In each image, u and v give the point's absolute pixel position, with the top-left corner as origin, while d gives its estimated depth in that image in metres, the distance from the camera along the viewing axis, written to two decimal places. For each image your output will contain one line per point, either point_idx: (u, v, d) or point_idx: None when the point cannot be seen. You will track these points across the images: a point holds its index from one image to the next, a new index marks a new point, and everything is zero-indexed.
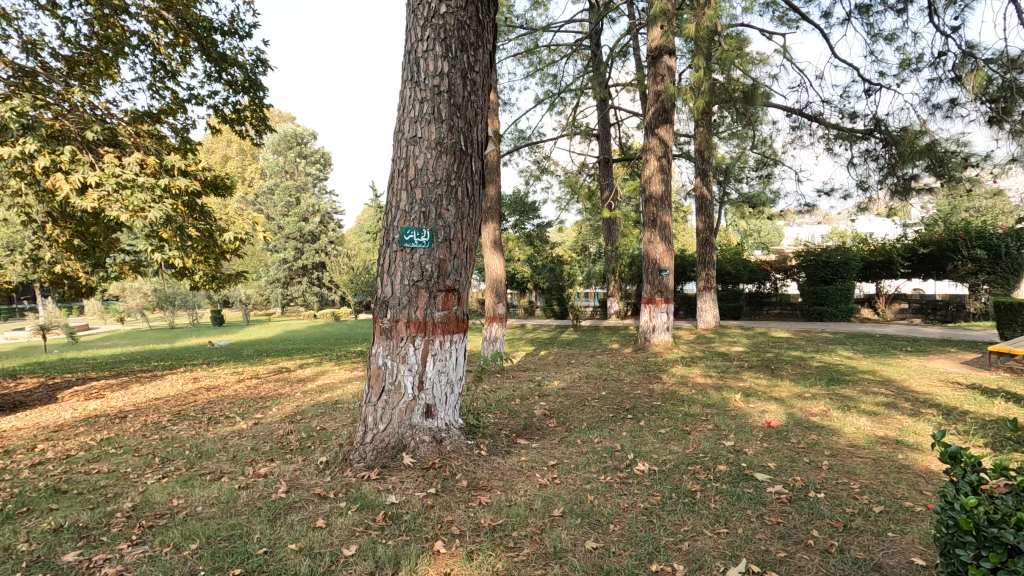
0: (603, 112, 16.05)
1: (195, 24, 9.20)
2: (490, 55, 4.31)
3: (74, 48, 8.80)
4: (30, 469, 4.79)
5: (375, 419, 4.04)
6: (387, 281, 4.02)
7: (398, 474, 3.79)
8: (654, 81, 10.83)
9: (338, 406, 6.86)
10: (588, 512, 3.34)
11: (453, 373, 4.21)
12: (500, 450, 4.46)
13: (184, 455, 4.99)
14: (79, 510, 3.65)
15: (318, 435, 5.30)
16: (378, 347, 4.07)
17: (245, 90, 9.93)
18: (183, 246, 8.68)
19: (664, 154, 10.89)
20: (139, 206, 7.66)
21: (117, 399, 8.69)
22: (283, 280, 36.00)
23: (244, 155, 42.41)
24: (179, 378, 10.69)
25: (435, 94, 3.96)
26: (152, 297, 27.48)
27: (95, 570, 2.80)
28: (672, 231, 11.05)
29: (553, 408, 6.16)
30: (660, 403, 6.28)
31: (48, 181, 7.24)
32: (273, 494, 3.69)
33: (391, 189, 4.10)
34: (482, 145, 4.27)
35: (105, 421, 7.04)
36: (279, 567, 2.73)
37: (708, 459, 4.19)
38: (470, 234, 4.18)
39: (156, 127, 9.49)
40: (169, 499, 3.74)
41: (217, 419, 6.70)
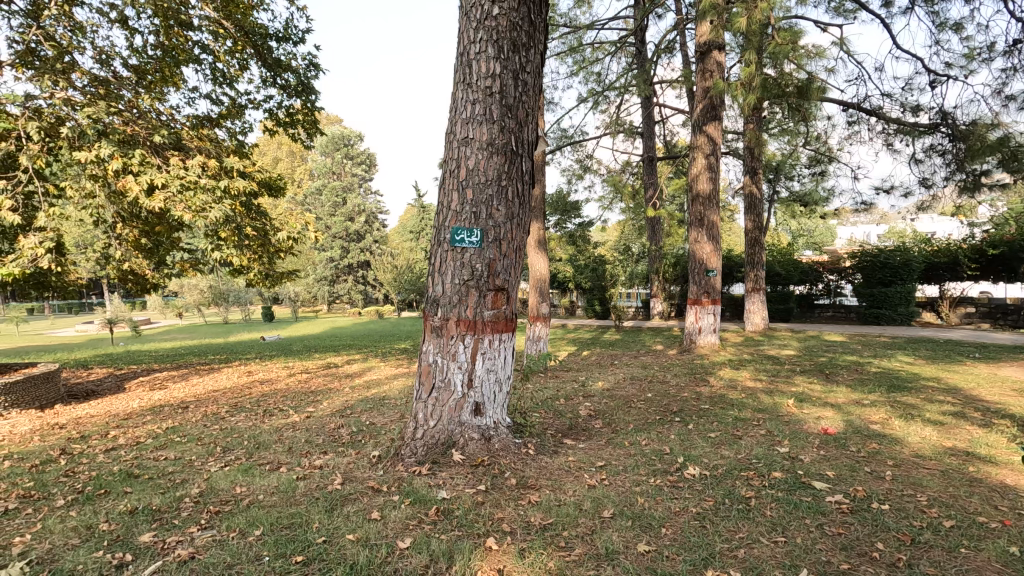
0: (648, 110, 15.77)
1: (252, 32, 9.58)
2: (542, 55, 4.33)
3: (141, 58, 9.31)
4: (104, 454, 5.12)
5: (425, 415, 4.11)
6: (439, 280, 4.09)
7: (448, 470, 3.86)
8: (702, 77, 10.58)
9: (386, 402, 7.04)
10: (639, 515, 3.31)
11: (501, 372, 4.24)
12: (547, 449, 4.47)
13: (243, 445, 5.22)
14: (150, 494, 3.86)
15: (367, 430, 5.43)
16: (428, 344, 4.14)
17: (298, 94, 10.28)
18: (240, 245, 9.11)
19: (712, 152, 10.64)
20: (201, 207, 8.04)
21: (179, 390, 9.17)
22: (330, 278, 36.98)
23: (294, 157, 43.91)
24: (234, 372, 11.14)
25: (487, 95, 4.00)
26: (208, 293, 28.79)
27: (169, 551, 2.96)
28: (720, 232, 10.76)
29: (598, 409, 6.14)
30: (709, 406, 6.15)
31: (120, 183, 7.69)
32: (329, 485, 3.82)
33: (442, 189, 4.16)
34: (533, 145, 4.28)
35: (170, 410, 7.44)
36: (337, 556, 2.82)
37: (762, 465, 4.08)
38: (519, 234, 4.21)
39: (215, 131, 9.93)
40: (233, 486, 3.93)
41: (272, 412, 6.97)
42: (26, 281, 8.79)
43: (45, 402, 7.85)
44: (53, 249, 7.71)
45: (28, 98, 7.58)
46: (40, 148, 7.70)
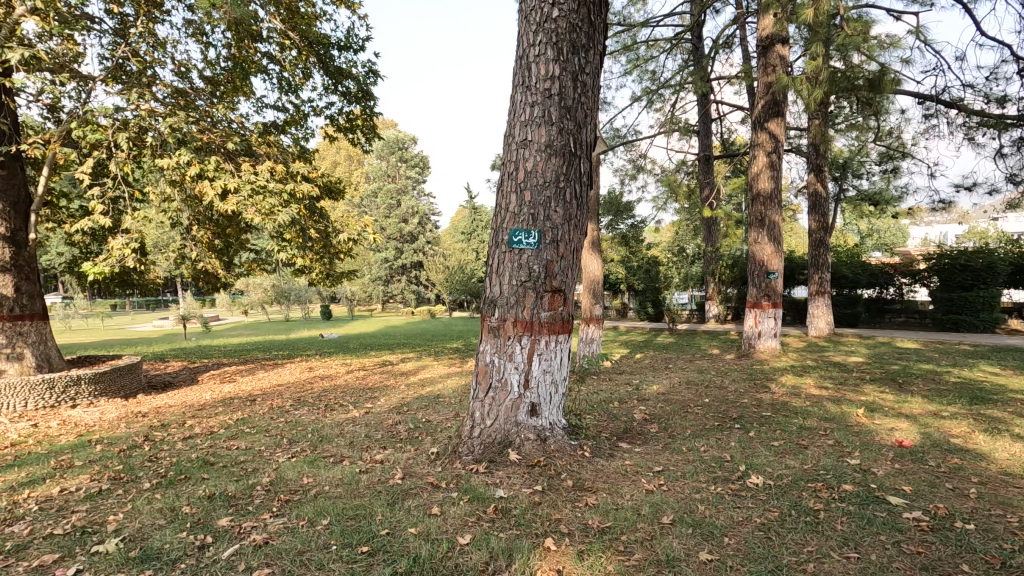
0: (704, 107, 15.32)
1: (316, 41, 9.99)
2: (601, 56, 4.31)
3: (214, 70, 9.88)
4: (183, 442, 5.48)
5: (482, 414, 4.17)
6: (496, 281, 4.13)
7: (505, 469, 3.90)
8: (764, 72, 10.20)
9: (440, 400, 7.18)
10: (700, 523, 3.24)
11: (557, 374, 4.24)
12: (603, 452, 4.43)
13: (307, 438, 5.46)
14: (226, 481, 4.11)
15: (424, 427, 5.56)
16: (485, 344, 4.20)
17: (357, 100, 10.64)
18: (304, 246, 9.54)
19: (775, 149, 10.23)
20: (270, 210, 8.45)
21: (246, 383, 9.70)
22: (385, 278, 37.91)
23: (352, 161, 45.46)
24: (297, 367, 11.63)
25: (547, 97, 4.01)
26: (271, 292, 30.23)
27: (244, 535, 3.14)
28: (782, 233, 10.34)
29: (653, 413, 6.04)
30: (771, 414, 5.92)
31: (197, 187, 8.18)
32: (391, 479, 3.93)
33: (501, 192, 4.21)
34: (592, 146, 4.27)
35: (239, 402, 7.88)
36: (401, 548, 2.91)
37: (831, 477, 3.90)
38: (577, 235, 4.20)
39: (280, 137, 10.42)
40: (300, 477, 4.12)
41: (332, 406, 7.27)
42: (113, 279, 9.49)
43: (129, 391, 8.48)
44: (137, 249, 8.30)
45: (117, 110, 8.15)
46: (127, 156, 8.29)
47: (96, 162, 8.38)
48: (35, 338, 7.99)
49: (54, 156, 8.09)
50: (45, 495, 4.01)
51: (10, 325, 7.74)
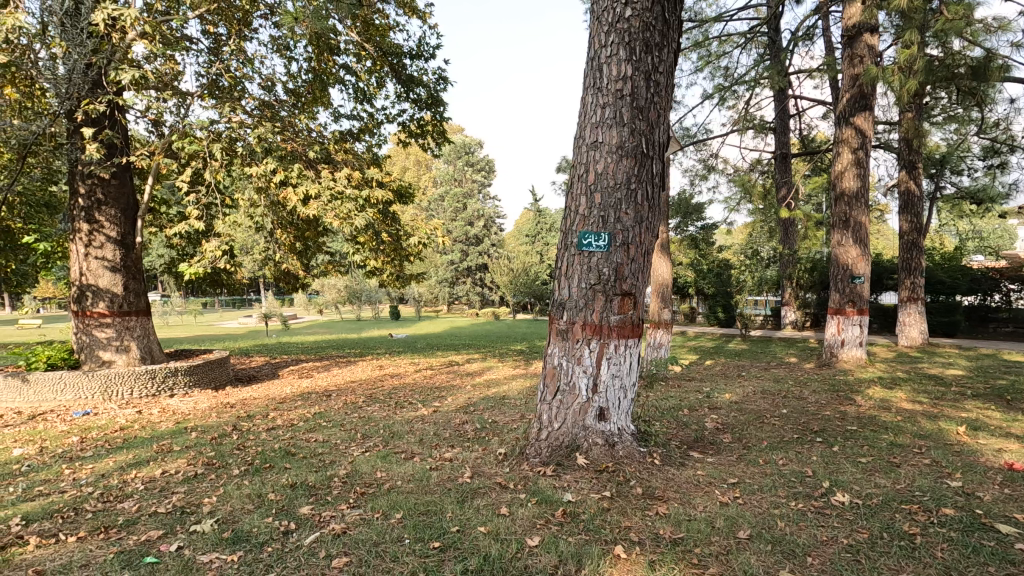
0: (782, 103, 14.56)
1: (389, 51, 10.37)
2: (675, 54, 4.20)
3: (297, 83, 10.47)
4: (267, 432, 5.84)
5: (550, 417, 4.17)
6: (565, 284, 4.12)
7: (572, 473, 3.88)
8: (851, 64, 9.57)
9: (506, 401, 7.24)
10: (779, 539, 3.08)
11: (627, 378, 4.17)
12: (674, 460, 4.30)
13: (380, 433, 5.66)
14: (306, 471, 4.34)
15: (491, 427, 5.63)
16: (554, 347, 4.20)
17: (428, 106, 10.95)
18: (377, 248, 9.92)
19: (861, 145, 9.58)
20: (347, 215, 8.79)
21: (322, 379, 10.21)
22: (451, 279, 38.72)
23: (421, 166, 46.92)
24: (369, 365, 12.10)
25: (618, 98, 3.96)
26: (344, 292, 31.67)
27: (325, 524, 3.30)
28: (869, 235, 9.66)
29: (726, 423, 5.80)
30: (857, 428, 5.54)
31: (281, 193, 8.70)
32: (460, 478, 4.01)
33: (571, 194, 4.19)
34: (664, 147, 4.18)
35: (316, 397, 8.31)
36: (471, 546, 2.96)
37: (928, 500, 3.60)
38: (648, 238, 4.11)
39: (356, 144, 10.90)
40: (375, 471, 4.28)
41: (403, 404, 7.51)
42: (206, 279, 10.27)
43: (219, 383, 9.14)
44: (228, 251, 8.95)
45: (212, 124, 8.79)
46: (220, 165, 8.94)
47: (193, 171, 9.08)
48: (140, 331, 8.76)
49: (157, 167, 8.85)
50: (149, 476, 4.39)
51: (119, 320, 8.52)
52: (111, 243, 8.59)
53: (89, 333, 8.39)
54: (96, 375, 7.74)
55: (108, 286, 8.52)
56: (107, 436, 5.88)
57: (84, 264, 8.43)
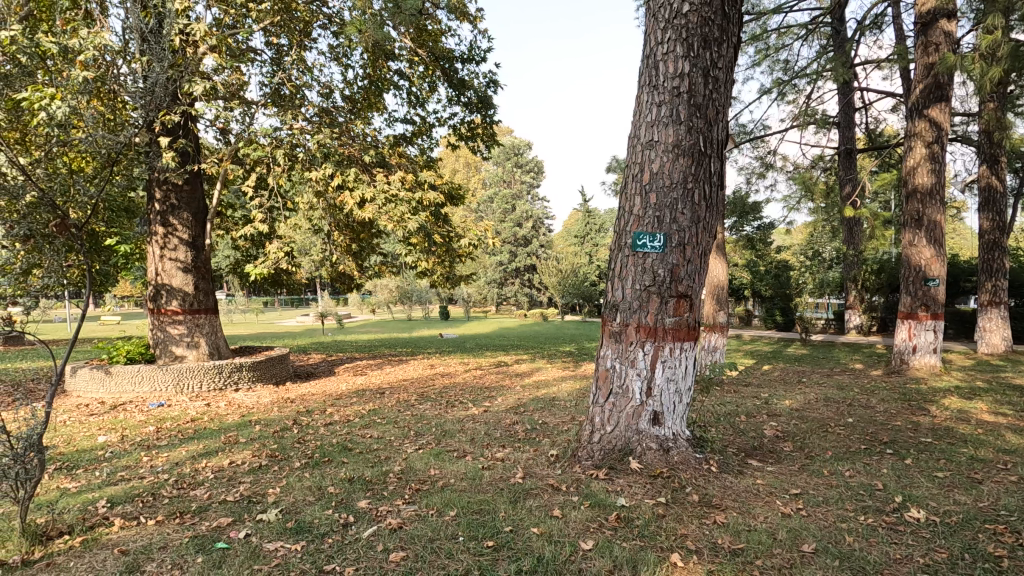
0: (847, 96, 13.84)
1: (441, 56, 10.56)
2: (735, 49, 4.08)
3: (353, 89, 10.81)
4: (325, 427, 6.06)
5: (602, 419, 4.13)
6: (619, 285, 4.07)
7: (626, 478, 3.82)
8: (924, 53, 8.99)
9: (556, 403, 7.21)
10: (847, 555, 2.93)
11: (682, 383, 4.08)
12: (731, 468, 4.17)
13: (432, 431, 5.76)
14: (363, 466, 4.47)
15: (541, 428, 5.62)
16: (607, 349, 4.15)
17: (478, 109, 11.07)
18: (429, 249, 10.10)
19: (936, 139, 8.99)
20: (400, 217, 8.99)
21: (376, 377, 10.49)
22: (499, 280, 38.92)
23: (470, 168, 47.48)
24: (420, 364, 12.34)
25: (675, 95, 3.88)
26: (395, 292, 32.45)
27: (382, 518, 3.39)
28: (944, 234, 9.05)
29: (787, 430, 5.57)
30: (933, 440, 5.19)
31: (339, 197, 9.01)
32: (512, 478, 4.03)
33: (625, 194, 4.14)
34: (723, 145, 4.06)
35: (371, 394, 8.55)
36: (525, 547, 2.96)
37: (1016, 520, 3.33)
38: (706, 238, 4.00)
39: (408, 148, 11.14)
40: (429, 468, 4.36)
41: (454, 403, 7.61)
42: (268, 279, 10.76)
43: (280, 379, 9.56)
44: (289, 252, 9.35)
45: (274, 131, 9.20)
46: (282, 170, 9.34)
47: (257, 177, 9.54)
48: (208, 328, 9.26)
49: (225, 173, 9.33)
50: (218, 465, 4.64)
51: (190, 317, 9.04)
52: (183, 245, 9.14)
53: (164, 329, 8.95)
54: (169, 368, 8.25)
55: (180, 285, 9.06)
56: (180, 427, 6.25)
57: (159, 265, 9.01)
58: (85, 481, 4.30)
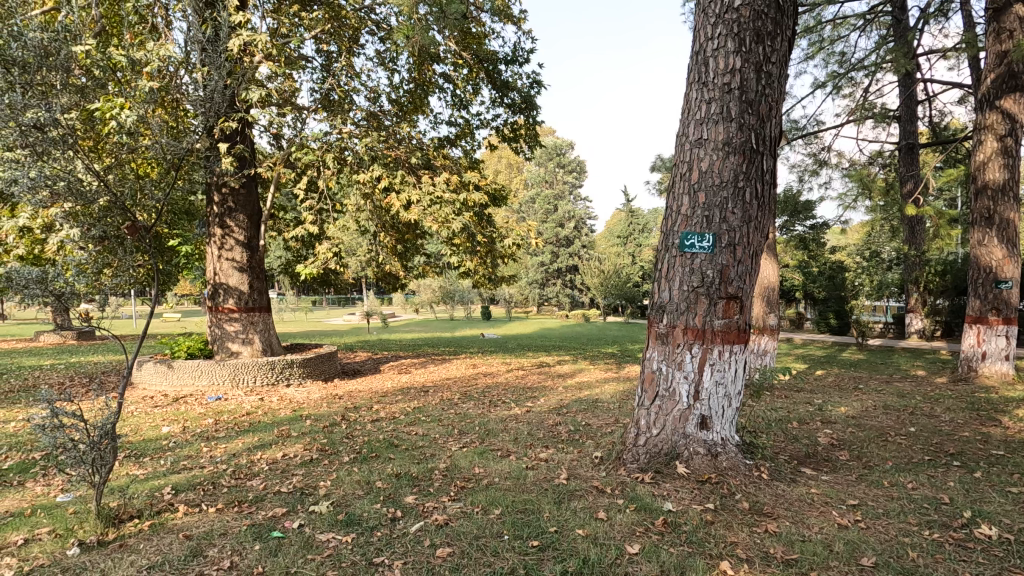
0: (909, 89, 13.14)
1: (485, 59, 10.66)
2: (789, 43, 3.95)
3: (399, 93, 11.04)
4: (372, 424, 6.22)
5: (648, 422, 4.07)
6: (666, 286, 4.00)
7: (672, 482, 3.75)
8: (996, 40, 8.43)
9: (599, 404, 7.15)
10: (911, 571, 2.79)
11: (731, 386, 3.97)
12: (784, 476, 4.03)
13: (475, 430, 5.82)
14: (409, 462, 4.57)
15: (584, 430, 5.59)
16: (653, 351, 4.09)
17: (522, 110, 11.10)
18: (472, 250, 10.19)
19: (1010, 132, 8.42)
20: (445, 219, 9.12)
21: (420, 375, 10.68)
22: (541, 281, 38.84)
23: (512, 169, 47.66)
24: (462, 363, 12.48)
25: (725, 92, 3.78)
26: (438, 292, 32.90)
27: (428, 513, 3.45)
28: (1019, 233, 8.46)
29: (842, 439, 5.34)
30: (1005, 453, 4.86)
31: (386, 199, 9.22)
32: (556, 478, 4.02)
33: (672, 194, 4.07)
34: (776, 141, 3.94)
35: (415, 392, 8.70)
36: (570, 548, 2.95)
37: None
38: (757, 238, 3.89)
39: (452, 150, 11.29)
40: (473, 466, 4.40)
41: (496, 403, 7.65)
42: (318, 279, 11.11)
43: (328, 375, 9.86)
44: (337, 253, 9.62)
45: (325, 135, 9.49)
46: (332, 174, 9.63)
47: (308, 180, 9.88)
48: (262, 326, 9.65)
49: (278, 177, 9.69)
50: (272, 458, 4.83)
51: (245, 315, 9.44)
52: (239, 245, 9.55)
53: (221, 326, 9.38)
54: (226, 364, 8.63)
55: (236, 284, 9.47)
56: (236, 420, 6.54)
57: (217, 265, 9.44)
58: (151, 469, 4.56)
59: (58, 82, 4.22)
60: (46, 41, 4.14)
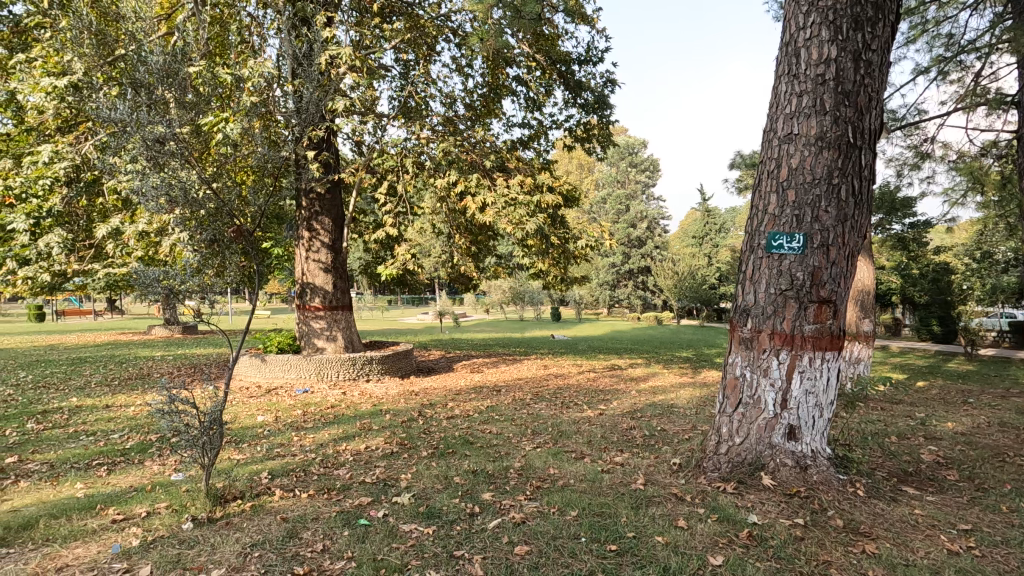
0: None
1: (558, 60, 10.66)
2: (893, 28, 3.67)
3: (473, 98, 11.25)
4: (448, 420, 6.40)
5: (730, 430, 3.93)
6: (751, 288, 3.85)
7: (757, 493, 3.59)
8: None
9: (675, 410, 6.95)
10: None
11: (823, 396, 3.74)
12: (883, 494, 3.74)
13: (549, 431, 5.84)
14: (485, 460, 4.66)
15: (660, 435, 5.46)
16: (736, 356, 3.94)
17: (595, 110, 10.98)
18: (545, 251, 10.21)
19: None
20: (519, 220, 9.13)
21: (492, 375, 10.85)
22: (612, 282, 38.25)
23: (583, 170, 47.41)
24: (534, 364, 12.54)
25: (819, 84, 3.57)
26: (508, 293, 33.24)
27: (506, 510, 3.51)
28: None
29: (951, 457, 4.88)
30: None
31: (462, 202, 9.43)
32: (633, 483, 3.96)
33: (759, 192, 3.90)
34: (876, 134, 3.67)
35: (488, 391, 8.84)
36: (650, 555, 2.90)
37: None
38: (853, 238, 3.64)
39: (525, 152, 11.37)
40: (548, 467, 4.43)
41: (569, 404, 7.63)
42: (396, 279, 11.56)
43: (405, 373, 10.22)
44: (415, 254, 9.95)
45: (403, 141, 9.86)
46: (410, 177, 9.98)
47: (388, 184, 10.29)
48: (344, 323, 10.15)
49: (360, 181, 10.18)
50: (356, 449, 5.08)
51: (329, 313, 9.98)
52: (324, 247, 10.11)
53: (308, 323, 9.98)
54: (312, 359, 9.17)
55: (322, 283, 10.03)
56: (323, 412, 6.94)
57: (305, 265, 10.05)
58: (250, 454, 4.93)
59: (174, 99, 4.68)
60: (167, 63, 4.60)
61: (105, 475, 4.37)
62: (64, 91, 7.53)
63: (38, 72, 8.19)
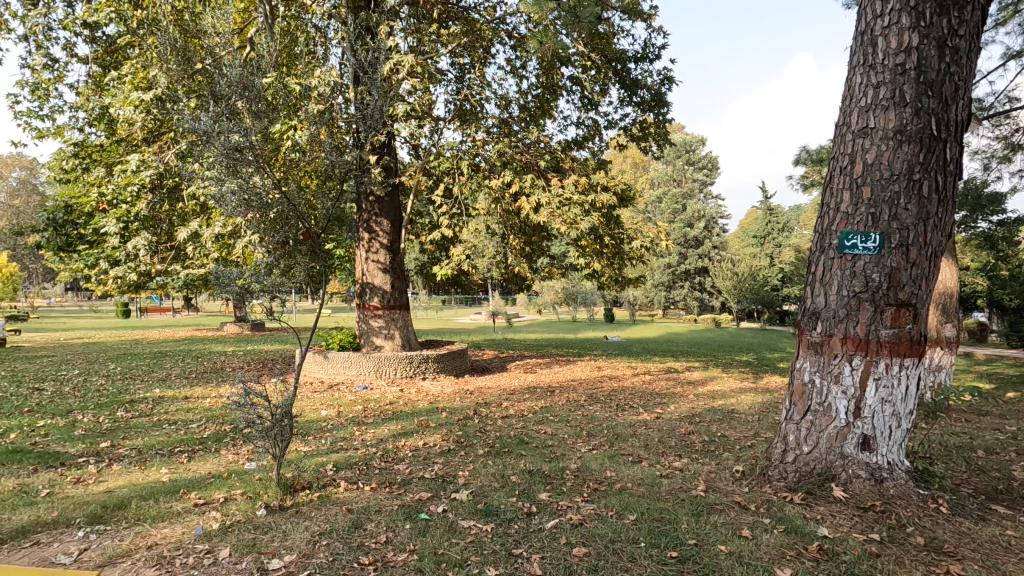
0: None
1: (613, 58, 10.52)
2: (983, 11, 3.42)
3: (527, 99, 11.28)
4: (502, 420, 6.45)
5: (798, 439, 3.77)
6: (821, 291, 3.68)
7: (827, 505, 3.42)
8: None
9: (736, 415, 6.72)
10: None
11: (901, 405, 3.53)
12: (970, 512, 3.47)
13: (604, 433, 5.78)
14: (541, 460, 4.67)
15: (721, 441, 5.30)
16: (805, 361, 3.78)
17: (651, 108, 10.77)
18: (599, 251, 10.12)
19: None
20: (574, 220, 9.07)
21: (545, 375, 10.86)
22: (667, 283, 37.36)
23: (638, 169, 46.62)
24: (587, 366, 12.45)
25: (898, 74, 3.38)
26: (561, 293, 33.05)
27: (563, 511, 3.52)
28: None
29: None
30: None
31: (517, 203, 9.48)
32: (693, 490, 3.87)
33: (830, 190, 3.73)
34: (963, 126, 3.43)
35: (542, 392, 8.86)
36: (713, 563, 2.83)
37: None
38: (936, 237, 3.41)
39: (579, 152, 11.31)
40: (604, 469, 4.40)
41: (624, 407, 7.52)
42: (451, 279, 11.76)
43: (460, 371, 10.39)
44: (469, 254, 10.09)
45: (459, 143, 10.02)
46: (465, 179, 10.14)
47: (444, 186, 10.49)
48: (402, 322, 10.42)
49: (417, 184, 10.42)
50: (414, 445, 5.22)
51: (387, 312, 10.28)
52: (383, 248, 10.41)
53: (367, 321, 10.31)
54: (372, 356, 9.47)
55: (380, 283, 10.35)
56: (382, 408, 7.16)
57: (365, 266, 10.40)
58: (315, 447, 5.15)
59: (250, 110, 4.97)
60: (244, 76, 4.88)
61: (185, 462, 4.68)
62: (150, 104, 8.12)
63: (128, 87, 8.89)
